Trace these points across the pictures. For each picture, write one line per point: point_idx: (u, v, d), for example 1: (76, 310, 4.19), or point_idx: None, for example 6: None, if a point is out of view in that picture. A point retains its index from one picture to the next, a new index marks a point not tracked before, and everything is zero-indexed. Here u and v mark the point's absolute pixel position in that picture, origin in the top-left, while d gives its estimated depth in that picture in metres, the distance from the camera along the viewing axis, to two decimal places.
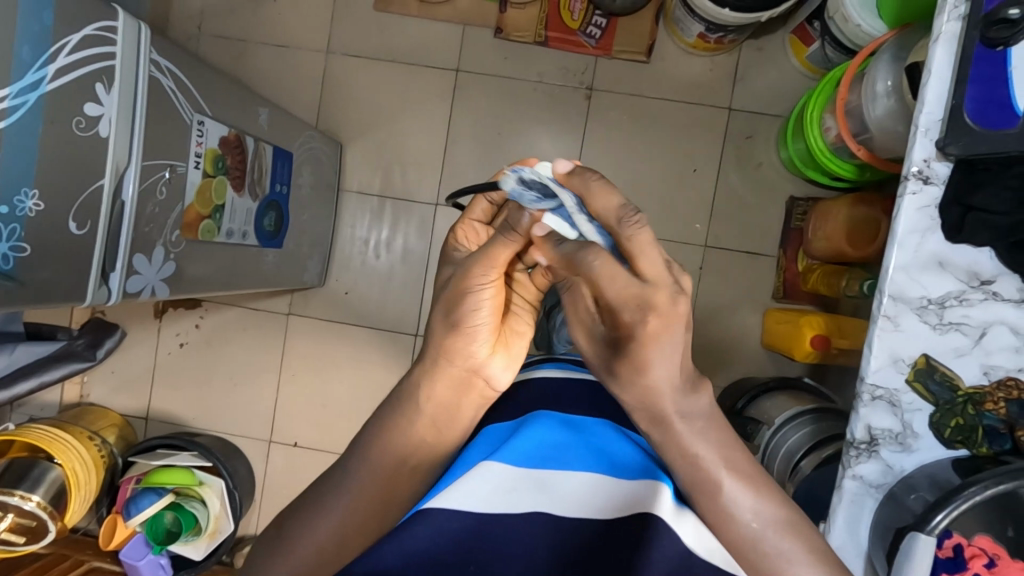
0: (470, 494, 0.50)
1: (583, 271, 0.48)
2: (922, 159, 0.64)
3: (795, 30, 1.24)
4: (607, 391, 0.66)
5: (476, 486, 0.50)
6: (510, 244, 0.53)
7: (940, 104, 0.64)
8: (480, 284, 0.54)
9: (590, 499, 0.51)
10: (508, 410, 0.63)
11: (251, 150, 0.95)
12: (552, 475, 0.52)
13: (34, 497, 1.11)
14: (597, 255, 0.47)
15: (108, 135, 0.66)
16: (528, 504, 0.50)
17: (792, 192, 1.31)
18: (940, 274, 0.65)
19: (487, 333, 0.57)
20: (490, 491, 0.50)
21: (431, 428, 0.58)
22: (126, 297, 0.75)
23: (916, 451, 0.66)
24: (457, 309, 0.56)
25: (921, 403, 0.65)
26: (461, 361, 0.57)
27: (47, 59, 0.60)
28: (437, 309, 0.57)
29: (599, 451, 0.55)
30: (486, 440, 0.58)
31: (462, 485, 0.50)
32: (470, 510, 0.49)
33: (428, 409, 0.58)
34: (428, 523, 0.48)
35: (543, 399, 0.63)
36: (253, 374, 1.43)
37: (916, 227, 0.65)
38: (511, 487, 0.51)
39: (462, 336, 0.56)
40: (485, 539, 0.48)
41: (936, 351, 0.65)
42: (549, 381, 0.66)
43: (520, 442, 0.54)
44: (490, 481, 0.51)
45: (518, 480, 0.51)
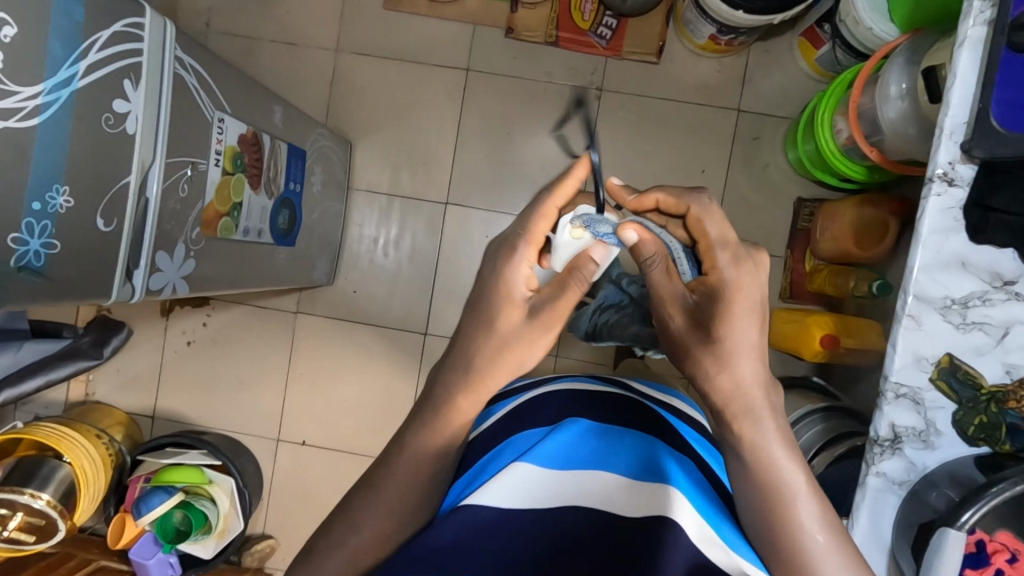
0: (505, 493, 0.51)
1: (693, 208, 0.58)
2: (947, 161, 0.65)
3: (804, 33, 1.25)
4: (624, 405, 0.68)
5: (511, 482, 0.52)
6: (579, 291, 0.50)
7: (966, 107, 0.65)
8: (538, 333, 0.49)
9: (625, 498, 0.52)
10: (527, 420, 0.64)
11: (267, 148, 0.96)
12: (580, 480, 0.54)
13: (44, 495, 1.10)
14: (693, 203, 0.58)
15: (134, 133, 0.66)
16: (558, 503, 0.51)
17: (799, 194, 1.33)
18: (963, 274, 0.66)
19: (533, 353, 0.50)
20: (521, 488, 0.52)
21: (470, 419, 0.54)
22: (148, 295, 0.74)
23: (939, 449, 0.66)
24: (526, 363, 0.51)
25: (944, 402, 0.66)
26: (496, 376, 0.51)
27: (79, 55, 0.60)
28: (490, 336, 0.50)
29: (630, 461, 0.57)
30: (510, 447, 0.59)
31: (496, 481, 0.52)
32: (501, 505, 0.50)
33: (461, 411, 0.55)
34: (460, 519, 0.49)
35: (568, 410, 0.65)
36: (259, 372, 1.42)
37: (939, 228, 0.66)
38: (542, 486, 0.53)
39: (505, 348, 0.50)
40: (515, 531, 0.48)
41: (959, 350, 0.66)
42: (569, 395, 0.68)
43: (551, 445, 0.57)
44: (523, 480, 0.53)
45: (552, 483, 0.53)
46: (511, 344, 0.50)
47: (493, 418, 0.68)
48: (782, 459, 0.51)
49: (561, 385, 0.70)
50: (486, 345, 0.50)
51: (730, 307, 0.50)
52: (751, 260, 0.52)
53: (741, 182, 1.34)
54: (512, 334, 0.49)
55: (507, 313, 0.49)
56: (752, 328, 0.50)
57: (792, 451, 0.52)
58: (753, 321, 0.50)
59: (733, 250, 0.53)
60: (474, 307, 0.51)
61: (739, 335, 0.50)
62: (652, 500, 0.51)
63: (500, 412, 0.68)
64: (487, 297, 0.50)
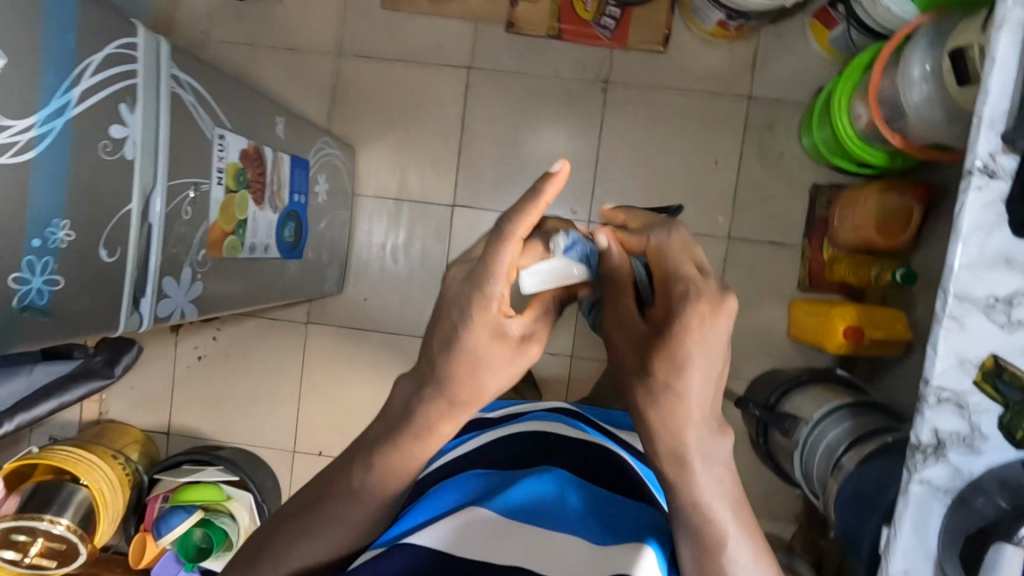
0: (447, 536, 0.52)
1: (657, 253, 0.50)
2: (987, 153, 0.55)
3: (816, 15, 1.21)
4: (594, 450, 0.67)
5: (457, 526, 0.53)
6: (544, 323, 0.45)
7: (1007, 92, 0.55)
8: (512, 366, 0.42)
9: (581, 556, 0.52)
10: (489, 463, 0.65)
11: (270, 161, 0.94)
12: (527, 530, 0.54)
13: (63, 521, 1.10)
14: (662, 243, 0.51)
15: (133, 158, 0.64)
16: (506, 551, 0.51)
17: (815, 181, 1.29)
18: (1008, 272, 0.57)
19: (501, 377, 0.43)
20: (462, 532, 0.52)
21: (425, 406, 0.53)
22: (157, 322, 0.72)
23: (986, 453, 0.58)
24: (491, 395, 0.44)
25: (989, 404, 0.58)
26: (459, 394, 0.44)
27: (72, 81, 0.57)
28: (456, 365, 0.42)
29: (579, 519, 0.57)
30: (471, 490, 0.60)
31: (440, 528, 0.53)
32: (440, 546, 0.51)
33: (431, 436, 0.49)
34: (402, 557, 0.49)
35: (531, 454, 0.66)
36: (273, 384, 1.41)
37: (980, 224, 0.56)
38: (493, 530, 0.53)
39: (463, 372, 0.42)
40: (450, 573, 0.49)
41: (1006, 350, 0.57)
42: (539, 438, 0.68)
43: (510, 492, 0.58)
44: (473, 525, 0.53)
45: (497, 527, 0.54)
46: (465, 369, 0.42)
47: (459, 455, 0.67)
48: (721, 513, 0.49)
49: (521, 426, 0.71)
50: (461, 374, 0.42)
51: (678, 352, 0.42)
52: (709, 300, 0.43)
53: (756, 170, 1.30)
54: (484, 368, 0.42)
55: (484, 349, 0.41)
56: (707, 372, 0.43)
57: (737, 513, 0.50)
58: (707, 365, 0.43)
59: (687, 292, 0.43)
60: (445, 346, 0.42)
61: (686, 380, 0.43)
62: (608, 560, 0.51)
63: (468, 446, 0.69)
64: (459, 336, 0.41)
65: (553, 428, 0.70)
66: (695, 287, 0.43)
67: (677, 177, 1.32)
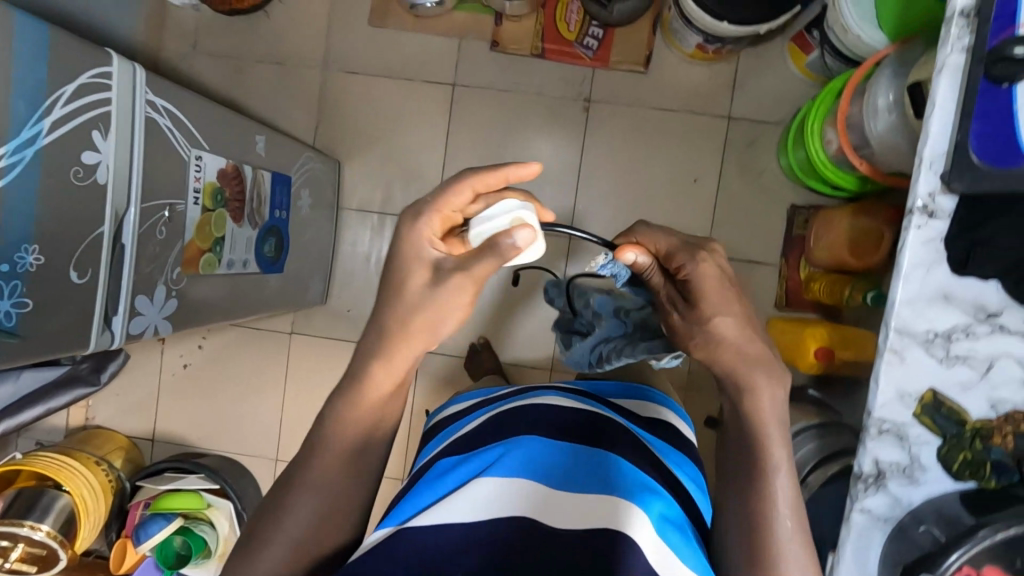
0: (459, 506, 0.54)
1: (647, 238, 0.63)
2: (927, 193, 0.58)
3: (794, 38, 1.23)
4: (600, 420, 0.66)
5: (470, 497, 0.54)
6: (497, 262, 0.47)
7: (946, 135, 0.58)
8: (439, 299, 0.49)
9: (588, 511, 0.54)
10: (495, 433, 0.64)
11: (249, 179, 0.96)
12: (538, 490, 0.56)
13: (44, 526, 1.12)
14: (646, 233, 0.63)
15: (106, 182, 0.66)
16: (522, 509, 0.54)
17: (794, 201, 1.30)
18: (947, 308, 0.59)
19: (441, 320, 0.51)
20: (475, 500, 0.54)
21: (389, 395, 0.54)
22: (130, 339, 0.75)
23: (924, 484, 0.61)
24: (441, 320, 0.50)
25: (927, 436, 0.60)
26: (411, 338, 0.51)
27: (42, 113, 0.59)
28: (402, 313, 0.50)
29: (584, 477, 0.58)
30: (479, 457, 0.60)
31: (453, 499, 0.54)
32: (454, 518, 0.53)
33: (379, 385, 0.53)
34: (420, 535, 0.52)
35: (536, 421, 0.64)
36: (257, 392, 1.43)
37: (921, 260, 0.59)
38: (506, 500, 0.55)
39: (394, 302, 0.50)
40: (471, 544, 0.51)
41: (943, 385, 0.60)
42: (543, 405, 0.67)
43: (516, 456, 0.59)
44: (486, 489, 0.55)
45: (511, 489, 0.55)
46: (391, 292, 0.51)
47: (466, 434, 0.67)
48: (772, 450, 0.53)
49: (539, 399, 0.68)
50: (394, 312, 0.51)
51: (705, 301, 0.56)
52: (705, 250, 0.58)
53: (735, 189, 1.32)
54: (419, 300, 0.50)
55: (410, 275, 0.50)
56: (733, 312, 0.55)
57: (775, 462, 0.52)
58: (731, 303, 0.55)
59: (687, 249, 0.59)
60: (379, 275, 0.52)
61: (722, 321, 0.55)
62: (610, 514, 0.54)
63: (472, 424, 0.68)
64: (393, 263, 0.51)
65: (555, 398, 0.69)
66: (689, 244, 0.59)
67: (658, 195, 1.34)
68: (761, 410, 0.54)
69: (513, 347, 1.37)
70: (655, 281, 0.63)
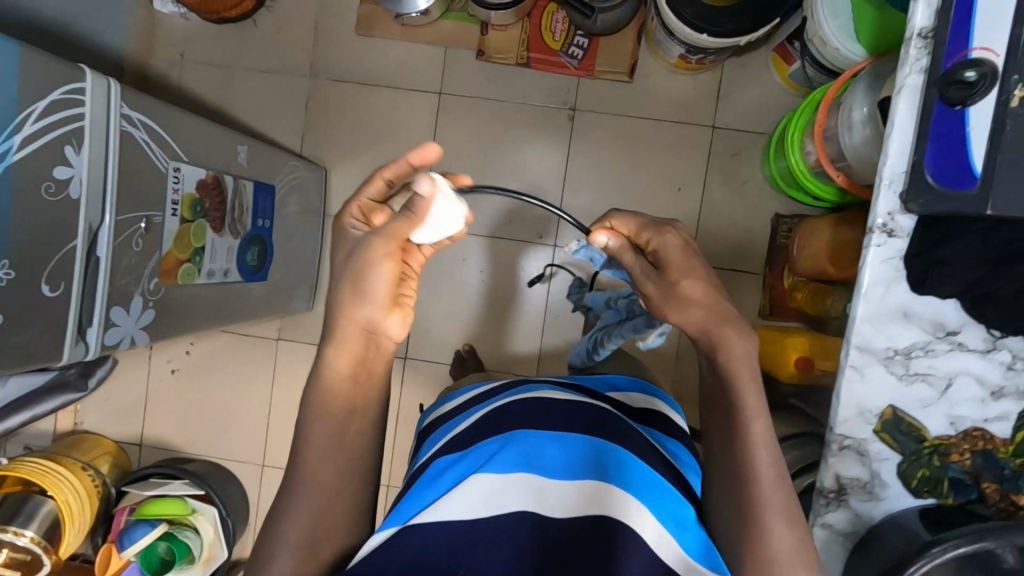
0: (458, 505, 0.54)
1: (617, 220, 0.66)
2: (887, 212, 0.67)
3: (776, 49, 1.24)
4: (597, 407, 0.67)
5: (466, 496, 0.55)
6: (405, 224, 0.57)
7: (903, 156, 0.66)
8: (368, 259, 0.55)
9: (585, 502, 0.55)
10: (494, 424, 0.63)
11: (231, 189, 0.96)
12: (538, 486, 0.56)
13: (28, 532, 1.14)
14: (618, 218, 0.66)
15: (79, 196, 0.67)
16: (519, 504, 0.55)
17: (778, 210, 1.31)
18: (906, 325, 0.68)
19: (372, 283, 0.56)
20: (473, 501, 0.54)
21: (352, 379, 0.56)
22: (105, 350, 0.75)
23: (884, 499, 0.70)
24: (365, 278, 0.55)
25: (888, 453, 0.69)
26: (353, 313, 0.56)
27: (13, 129, 0.60)
28: (344, 283, 0.56)
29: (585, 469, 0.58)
30: (469, 455, 0.59)
31: (449, 499, 0.54)
32: (452, 518, 0.53)
33: (342, 374, 0.56)
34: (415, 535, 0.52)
35: (527, 416, 0.63)
36: (244, 398, 1.44)
37: (881, 279, 0.68)
38: (504, 496, 0.55)
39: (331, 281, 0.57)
40: (469, 546, 0.52)
41: (901, 402, 0.69)
42: (534, 398, 0.66)
43: (509, 452, 0.58)
44: (483, 488, 0.55)
45: (510, 486, 0.56)
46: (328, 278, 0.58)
47: (455, 431, 0.66)
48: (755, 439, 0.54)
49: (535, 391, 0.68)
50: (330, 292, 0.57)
51: (672, 267, 0.59)
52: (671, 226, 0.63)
53: (720, 198, 1.32)
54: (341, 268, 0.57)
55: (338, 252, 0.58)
56: (702, 277, 0.58)
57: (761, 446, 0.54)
58: (700, 270, 0.59)
59: (654, 226, 0.63)
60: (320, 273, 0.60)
61: (692, 282, 0.58)
62: (607, 503, 0.55)
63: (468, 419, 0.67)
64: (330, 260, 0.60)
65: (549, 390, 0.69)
66: (656, 222, 0.64)
67: (642, 204, 1.35)
68: (740, 377, 0.56)
69: (498, 354, 1.38)
70: (627, 260, 0.64)
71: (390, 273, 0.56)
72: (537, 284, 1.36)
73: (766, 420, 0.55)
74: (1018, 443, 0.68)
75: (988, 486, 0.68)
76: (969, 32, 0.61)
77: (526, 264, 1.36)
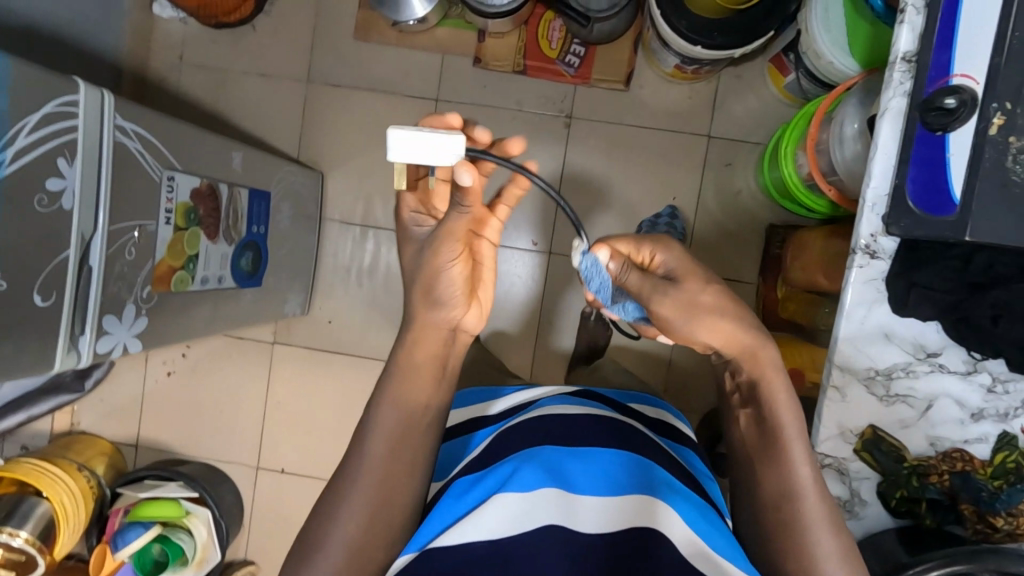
0: (485, 523, 0.54)
1: (609, 240, 0.63)
2: (869, 235, 0.70)
3: (773, 59, 1.23)
4: (613, 423, 0.70)
5: (494, 515, 0.55)
6: (466, 216, 0.58)
7: (886, 179, 0.69)
8: (444, 258, 0.60)
9: (618, 514, 0.57)
10: (508, 442, 0.67)
11: (226, 196, 0.97)
12: (563, 499, 0.57)
13: (22, 533, 1.15)
14: (613, 241, 0.63)
15: (71, 208, 0.68)
16: (549, 518, 0.55)
17: (772, 221, 1.31)
18: (887, 345, 0.71)
19: (450, 274, 0.61)
20: (499, 517, 0.54)
21: (434, 380, 0.63)
22: (97, 358, 0.76)
23: (862, 516, 0.75)
24: (439, 284, 0.62)
25: (867, 471, 0.73)
26: (438, 309, 0.63)
27: (6, 143, 0.61)
28: (417, 285, 0.63)
29: (615, 481, 0.61)
30: (491, 475, 0.61)
31: (481, 516, 0.54)
32: (482, 535, 0.53)
33: (423, 370, 0.62)
34: (444, 554, 0.51)
35: (538, 434, 0.66)
36: (238, 401, 1.44)
37: (863, 300, 0.71)
38: (529, 511, 0.55)
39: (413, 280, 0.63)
40: (505, 558, 0.51)
41: (882, 422, 0.72)
42: (551, 416, 0.69)
43: (530, 471, 0.59)
44: (508, 504, 0.56)
45: (535, 503, 0.56)
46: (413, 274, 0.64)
47: (476, 452, 0.69)
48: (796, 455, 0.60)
49: (548, 409, 0.71)
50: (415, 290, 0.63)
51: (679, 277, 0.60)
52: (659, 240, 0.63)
53: (714, 208, 1.33)
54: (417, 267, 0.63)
55: (406, 249, 0.65)
56: (714, 290, 0.60)
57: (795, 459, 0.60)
58: (710, 284, 0.60)
59: (649, 244, 0.63)
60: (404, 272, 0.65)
61: (709, 293, 0.59)
62: (644, 511, 0.58)
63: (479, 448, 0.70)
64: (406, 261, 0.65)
65: (562, 406, 0.72)
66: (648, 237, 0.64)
67: (637, 212, 1.35)
68: (779, 403, 0.61)
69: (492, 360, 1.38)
70: (632, 282, 0.60)
71: (462, 271, 0.62)
72: (531, 291, 1.37)
73: (803, 441, 0.61)
74: (997, 465, 0.70)
75: (965, 508, 0.71)
76: (951, 58, 0.62)
77: (522, 272, 1.37)
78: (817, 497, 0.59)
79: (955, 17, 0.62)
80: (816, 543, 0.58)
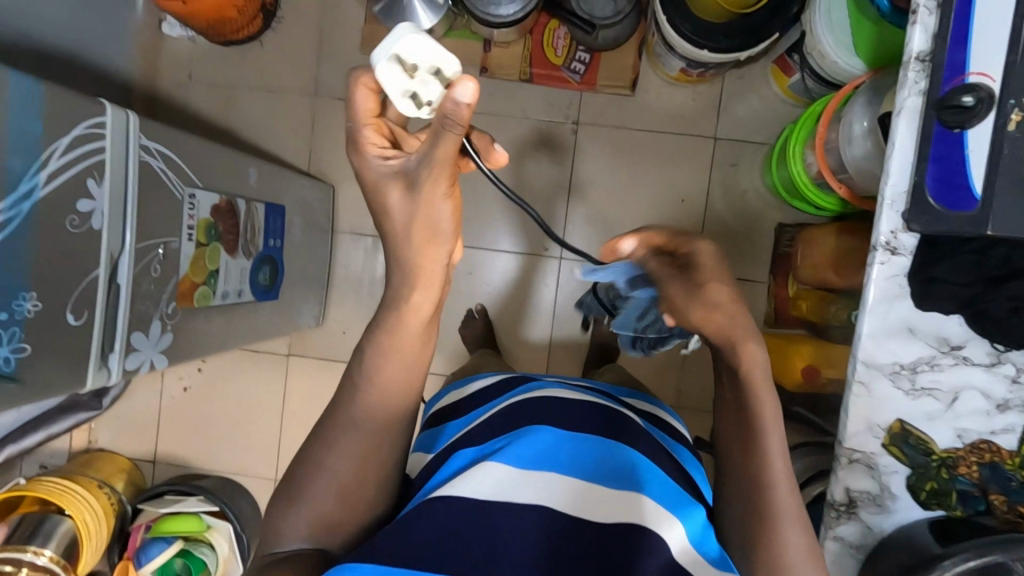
0: (468, 489, 0.58)
1: (644, 231, 0.62)
2: (890, 231, 0.71)
3: (776, 61, 1.25)
4: (607, 413, 0.72)
5: (481, 480, 0.59)
6: (456, 139, 0.47)
7: (905, 176, 0.70)
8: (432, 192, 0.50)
9: (594, 500, 0.59)
10: (511, 421, 0.69)
11: (243, 211, 0.98)
12: (547, 479, 0.61)
13: (47, 551, 1.13)
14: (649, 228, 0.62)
15: (100, 228, 0.69)
16: (529, 494, 0.59)
17: (780, 220, 1.32)
18: (910, 340, 0.72)
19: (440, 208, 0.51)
20: (487, 485, 0.58)
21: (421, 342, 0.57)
22: (126, 374, 0.77)
23: (894, 511, 0.75)
24: (438, 220, 0.52)
25: (897, 465, 0.74)
26: (428, 249, 0.53)
27: (39, 165, 0.62)
28: (410, 229, 0.52)
29: (598, 466, 0.63)
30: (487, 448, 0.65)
31: (465, 481, 0.59)
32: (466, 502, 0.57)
33: (414, 337, 0.56)
34: (428, 521, 0.54)
35: (532, 415, 0.68)
36: (254, 414, 1.45)
37: (885, 295, 0.72)
38: (510, 486, 0.59)
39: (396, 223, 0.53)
40: (489, 526, 0.55)
41: (908, 415, 0.73)
42: (542, 398, 0.72)
43: (522, 448, 0.63)
44: (494, 475, 0.59)
45: (519, 479, 0.60)
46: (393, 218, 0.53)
47: (473, 425, 0.73)
48: (774, 456, 0.60)
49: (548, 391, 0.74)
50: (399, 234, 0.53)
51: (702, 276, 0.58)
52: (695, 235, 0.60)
53: (721, 209, 1.34)
54: (404, 211, 0.52)
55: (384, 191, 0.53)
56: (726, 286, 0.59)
57: (777, 454, 0.60)
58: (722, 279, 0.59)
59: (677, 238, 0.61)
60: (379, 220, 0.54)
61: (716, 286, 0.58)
62: (625, 500, 0.60)
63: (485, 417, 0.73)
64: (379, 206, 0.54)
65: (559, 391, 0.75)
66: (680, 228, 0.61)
67: (645, 215, 1.36)
68: (763, 399, 0.61)
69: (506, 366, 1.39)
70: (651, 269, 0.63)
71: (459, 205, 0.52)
72: (543, 296, 1.38)
73: (779, 434, 0.61)
74: None
75: (995, 498, 0.72)
76: (965, 57, 0.63)
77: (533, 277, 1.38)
78: (790, 488, 0.59)
79: (967, 17, 0.64)
80: (785, 540, 0.58)
